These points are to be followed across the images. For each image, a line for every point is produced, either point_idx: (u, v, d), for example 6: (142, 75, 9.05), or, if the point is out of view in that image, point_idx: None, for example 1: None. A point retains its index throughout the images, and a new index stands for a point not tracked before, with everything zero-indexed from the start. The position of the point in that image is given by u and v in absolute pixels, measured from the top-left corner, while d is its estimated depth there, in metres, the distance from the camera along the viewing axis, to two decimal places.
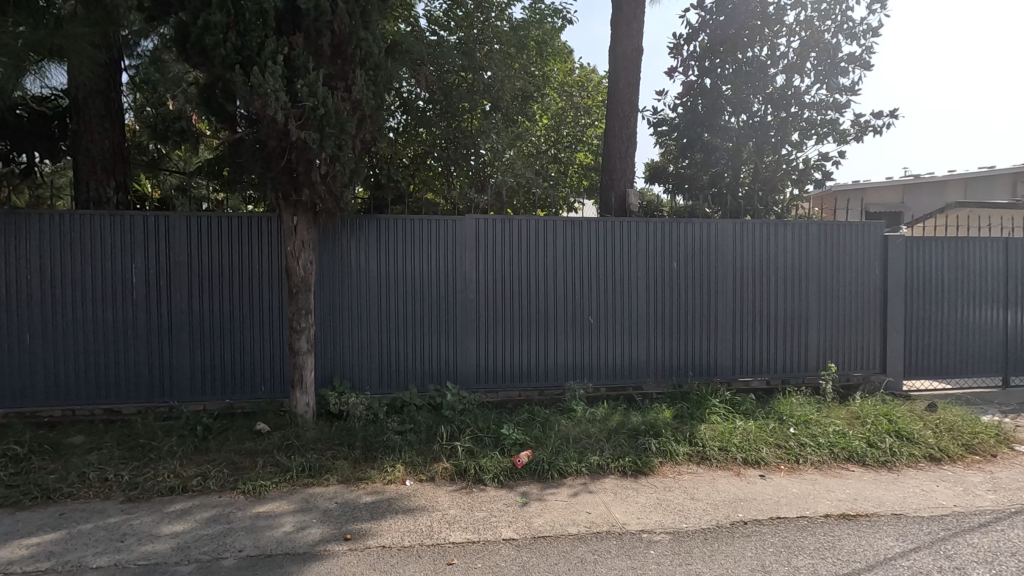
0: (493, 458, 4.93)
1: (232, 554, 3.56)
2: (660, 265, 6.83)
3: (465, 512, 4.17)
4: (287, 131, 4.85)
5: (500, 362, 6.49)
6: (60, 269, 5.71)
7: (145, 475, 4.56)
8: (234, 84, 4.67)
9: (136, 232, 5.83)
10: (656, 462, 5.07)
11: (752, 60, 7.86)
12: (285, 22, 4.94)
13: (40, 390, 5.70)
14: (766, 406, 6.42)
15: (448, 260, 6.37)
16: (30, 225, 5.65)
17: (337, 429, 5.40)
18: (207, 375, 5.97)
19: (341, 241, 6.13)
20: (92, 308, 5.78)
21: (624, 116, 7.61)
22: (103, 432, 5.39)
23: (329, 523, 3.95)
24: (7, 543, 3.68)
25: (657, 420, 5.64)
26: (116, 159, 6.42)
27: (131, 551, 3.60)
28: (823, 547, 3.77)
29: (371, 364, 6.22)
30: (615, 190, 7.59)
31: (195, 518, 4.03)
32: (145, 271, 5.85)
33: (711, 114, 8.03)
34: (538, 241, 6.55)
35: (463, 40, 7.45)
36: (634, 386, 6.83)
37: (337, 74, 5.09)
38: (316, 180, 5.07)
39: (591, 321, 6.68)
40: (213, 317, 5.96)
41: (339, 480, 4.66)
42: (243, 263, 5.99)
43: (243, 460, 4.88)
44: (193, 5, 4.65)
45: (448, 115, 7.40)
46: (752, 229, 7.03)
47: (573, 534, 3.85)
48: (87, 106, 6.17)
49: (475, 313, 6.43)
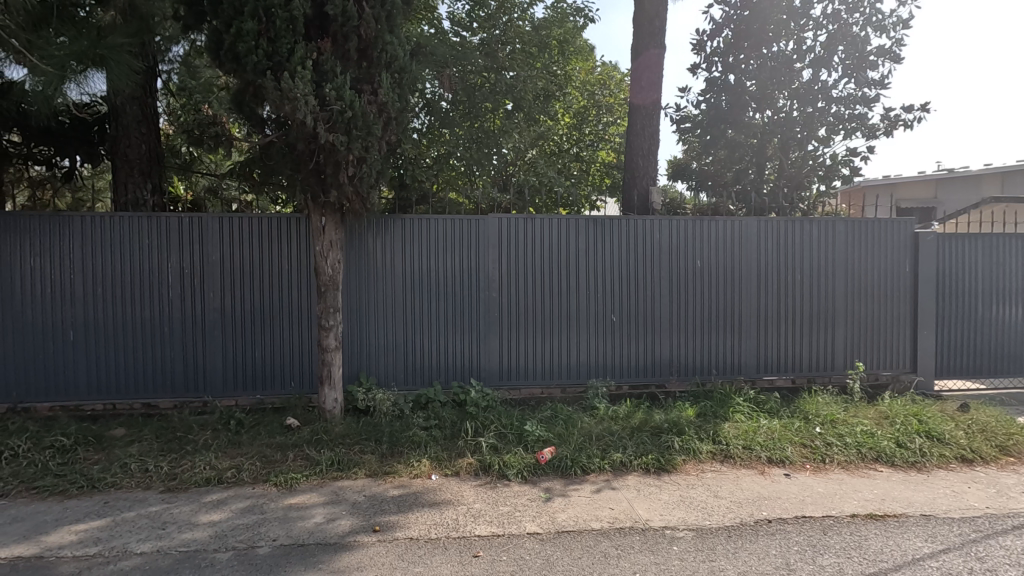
0: (516, 455, 5.01)
1: (267, 543, 3.70)
2: (683, 263, 6.81)
3: (490, 506, 4.25)
4: (316, 134, 4.99)
5: (523, 360, 6.55)
6: (101, 269, 5.96)
7: (183, 466, 4.76)
8: (265, 89, 4.79)
9: (171, 233, 6.04)
10: (679, 460, 5.07)
11: (778, 55, 7.74)
12: (313, 28, 5.08)
13: (82, 385, 5.97)
14: (791, 405, 6.37)
15: (471, 259, 6.46)
16: (73, 227, 5.91)
17: (364, 425, 5.53)
18: (239, 372, 6.16)
19: (367, 241, 6.26)
20: (131, 306, 6.01)
21: (647, 114, 7.59)
22: (142, 425, 5.63)
23: (358, 515, 4.07)
24: (58, 529, 3.89)
25: (680, 418, 5.65)
26: (152, 163, 6.65)
27: (172, 538, 3.77)
28: (849, 546, 3.75)
29: (397, 361, 6.35)
30: (638, 188, 7.58)
31: (231, 508, 4.19)
32: (180, 271, 6.06)
33: (735, 111, 7.96)
34: (560, 240, 6.59)
35: (486, 41, 7.50)
36: (657, 385, 6.81)
37: (363, 78, 5.22)
38: (344, 182, 5.20)
39: (613, 320, 6.70)
40: (244, 315, 6.15)
41: (367, 473, 4.79)
42: (272, 263, 6.16)
43: (275, 453, 5.04)
44: (226, 13, 4.78)
45: (471, 116, 7.49)
46: (777, 227, 6.96)
47: (596, 530, 3.89)
48: (125, 112, 6.42)
49: (498, 311, 6.51)
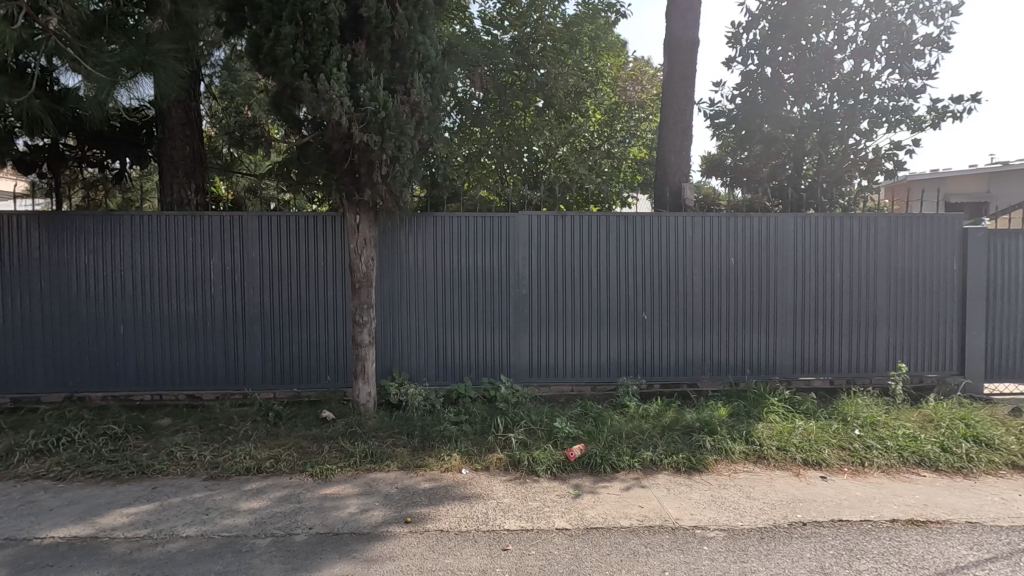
0: (545, 451, 5.03)
1: (303, 530, 3.82)
2: (716, 260, 6.70)
3: (520, 501, 4.29)
4: (350, 134, 5.11)
5: (553, 357, 6.57)
6: (149, 265, 6.24)
7: (224, 456, 4.95)
8: (302, 91, 4.93)
9: (213, 231, 6.28)
10: (711, 459, 5.01)
11: (817, 46, 7.51)
12: (348, 30, 5.18)
13: (132, 376, 6.27)
14: (829, 407, 6.20)
15: (501, 256, 6.50)
16: (123, 225, 6.21)
17: (396, 419, 5.66)
18: (278, 365, 6.37)
19: (400, 238, 6.38)
20: (176, 301, 6.28)
21: (680, 110, 7.48)
22: (186, 416, 5.88)
23: (390, 507, 4.17)
24: (111, 511, 4.11)
25: (711, 417, 5.58)
26: (196, 164, 6.92)
27: (215, 523, 3.93)
28: (888, 552, 3.64)
29: (428, 357, 6.45)
30: (670, 184, 7.48)
31: (269, 497, 4.35)
32: (222, 267, 6.29)
33: (772, 104, 7.75)
34: (590, 237, 6.57)
35: (517, 39, 7.54)
36: (689, 384, 6.70)
37: (396, 78, 5.31)
38: (377, 181, 5.31)
39: (645, 318, 6.65)
40: (282, 310, 6.35)
41: (399, 466, 4.89)
42: (309, 260, 6.34)
43: (311, 445, 5.19)
44: (265, 18, 4.94)
45: (502, 113, 7.56)
46: (815, 223, 6.78)
47: (625, 527, 3.89)
48: (171, 115, 6.71)
49: (528, 308, 6.53)
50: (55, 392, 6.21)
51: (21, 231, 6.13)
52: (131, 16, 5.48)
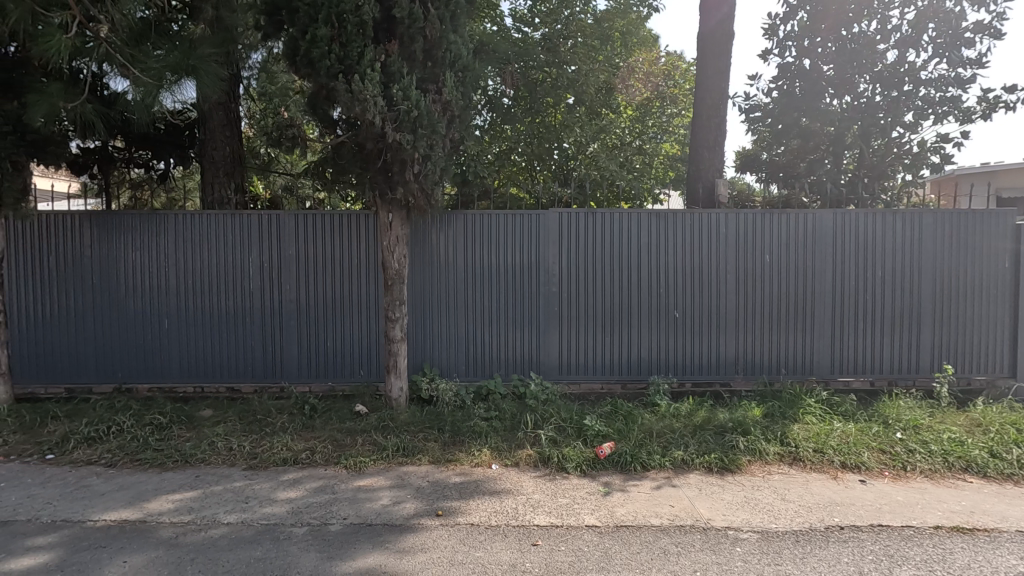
0: (575, 448, 5.03)
1: (338, 521, 3.92)
2: (751, 258, 6.57)
3: (549, 497, 4.31)
4: (384, 133, 5.19)
5: (583, 355, 6.55)
6: (191, 263, 6.48)
7: (263, 447, 5.12)
8: (337, 92, 5.03)
9: (252, 229, 6.48)
10: (744, 460, 4.93)
11: (859, 37, 7.27)
12: (381, 31, 5.26)
13: (176, 369, 6.53)
14: (869, 408, 6.02)
15: (531, 254, 6.52)
16: (168, 224, 6.46)
17: (427, 413, 5.74)
18: (313, 360, 6.53)
19: (431, 235, 6.46)
20: (217, 297, 6.51)
21: (713, 105, 7.33)
22: (227, 407, 6.09)
23: (421, 499, 4.24)
24: (157, 497, 4.30)
25: (745, 417, 5.48)
26: (235, 164, 7.14)
27: (255, 511, 4.07)
28: (931, 559, 3.52)
29: (458, 353, 6.51)
30: (703, 180, 7.34)
31: (305, 487, 4.47)
32: (260, 265, 6.49)
33: (810, 98, 7.48)
34: (621, 234, 6.53)
35: (548, 36, 7.54)
36: (721, 383, 6.59)
37: (428, 78, 5.38)
38: (410, 179, 5.39)
39: (676, 316, 6.57)
40: (317, 305, 6.51)
41: (430, 460, 4.96)
42: (343, 257, 6.47)
43: (345, 438, 5.32)
44: (302, 21, 5.07)
45: (533, 111, 7.59)
46: (855, 219, 6.58)
47: (656, 526, 3.86)
48: (211, 117, 6.94)
49: (558, 305, 6.53)
50: (105, 383, 6.52)
51: (74, 230, 6.45)
52: (175, 22, 5.77)
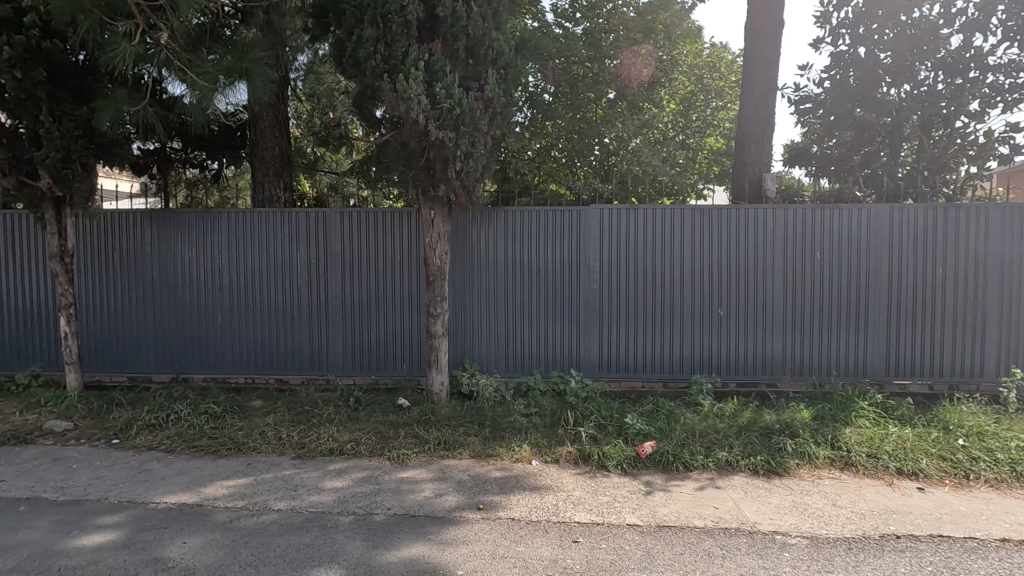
0: (615, 446, 5.00)
1: (382, 511, 4.02)
2: (800, 255, 6.34)
3: (590, 494, 4.29)
4: (427, 131, 5.25)
5: (624, 353, 6.49)
6: (244, 259, 6.74)
7: (310, 437, 5.29)
8: (382, 91, 5.12)
9: (300, 226, 6.69)
10: (792, 463, 4.77)
11: (919, 21, 6.89)
12: (425, 31, 5.34)
13: (229, 361, 6.81)
14: (927, 413, 5.73)
15: (572, 250, 6.49)
16: (222, 222, 6.75)
17: (468, 408, 5.80)
18: (358, 353, 6.70)
19: (471, 232, 6.52)
20: (267, 292, 6.75)
21: (761, 97, 7.11)
22: (276, 398, 6.32)
23: (463, 493, 4.30)
24: (213, 483, 4.51)
25: (793, 419, 5.31)
26: (284, 164, 7.39)
27: (303, 499, 4.22)
28: (997, 573, 3.33)
29: (498, 350, 6.56)
30: (750, 174, 7.12)
31: (351, 477, 4.60)
32: (308, 261, 6.69)
33: (865, 87, 7.17)
34: (664, 230, 6.42)
35: (589, 30, 7.48)
36: (768, 384, 6.41)
37: (471, 75, 5.41)
38: (452, 176, 5.46)
39: (721, 314, 6.42)
40: (362, 300, 6.66)
41: (471, 454, 5.01)
42: (387, 252, 6.60)
43: (388, 430, 5.44)
44: (348, 23, 5.17)
45: (574, 107, 7.53)
46: (914, 214, 6.26)
47: (699, 527, 3.79)
48: (262, 118, 7.20)
49: (598, 303, 6.49)
50: (164, 373, 6.87)
51: (135, 228, 6.81)
52: (229, 27, 6.03)
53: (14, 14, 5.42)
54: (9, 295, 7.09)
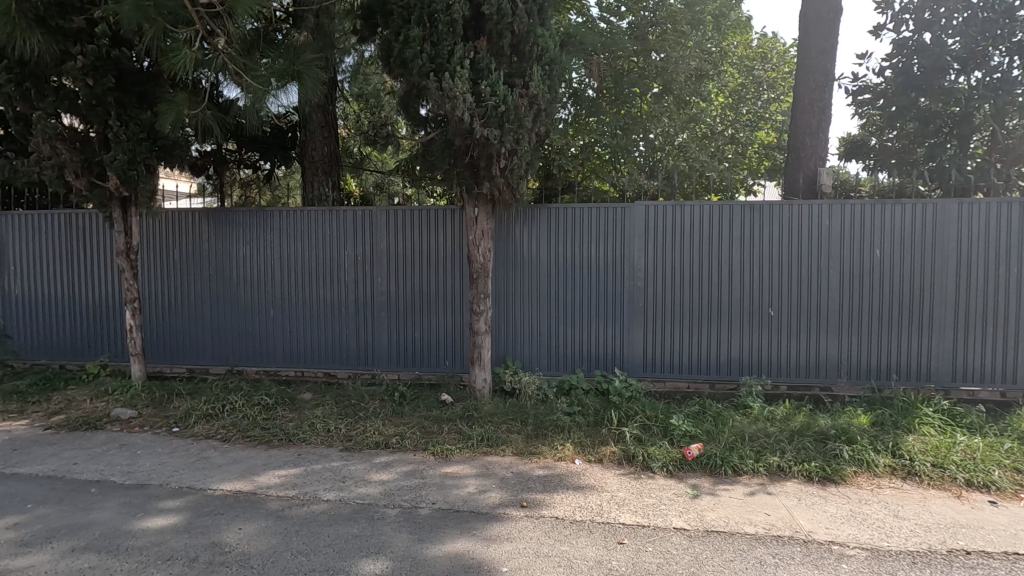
0: (661, 447, 4.90)
1: (427, 505, 4.07)
2: (858, 252, 6.05)
3: (635, 496, 4.22)
4: (472, 129, 5.27)
5: (670, 353, 6.36)
6: (294, 255, 6.96)
7: (357, 430, 5.42)
8: (428, 90, 5.17)
9: (347, 225, 6.85)
10: (849, 471, 4.56)
11: (992, 4, 6.44)
12: (470, 29, 5.35)
13: (280, 354, 7.05)
14: (1000, 422, 5.37)
15: (616, 248, 6.40)
16: (274, 220, 6.98)
17: (510, 405, 5.81)
18: (402, 349, 6.81)
19: (515, 230, 6.52)
20: (316, 287, 6.94)
21: (816, 88, 6.81)
22: (325, 392, 6.50)
23: (506, 490, 4.30)
24: (266, 472, 4.67)
25: (850, 425, 5.08)
26: (333, 163, 7.58)
27: (351, 491, 4.32)
28: None
29: (541, 348, 6.55)
30: (804, 169, 6.85)
31: (397, 471, 4.68)
32: (355, 257, 6.84)
33: (932, 75, 6.71)
34: (712, 227, 6.24)
35: (635, 25, 7.32)
36: (821, 387, 6.15)
37: (516, 72, 5.41)
38: (496, 173, 5.48)
39: (771, 314, 6.20)
40: (406, 296, 6.77)
41: (514, 452, 5.02)
42: (431, 249, 6.68)
43: (432, 425, 5.51)
44: (395, 23, 5.24)
45: (619, 103, 7.45)
46: (986, 210, 5.88)
47: (750, 534, 3.67)
48: (311, 119, 7.41)
49: (643, 301, 6.38)
50: (220, 364, 7.18)
51: (194, 226, 7.14)
52: (281, 31, 6.23)
53: (87, 25, 5.75)
54: (80, 289, 7.55)
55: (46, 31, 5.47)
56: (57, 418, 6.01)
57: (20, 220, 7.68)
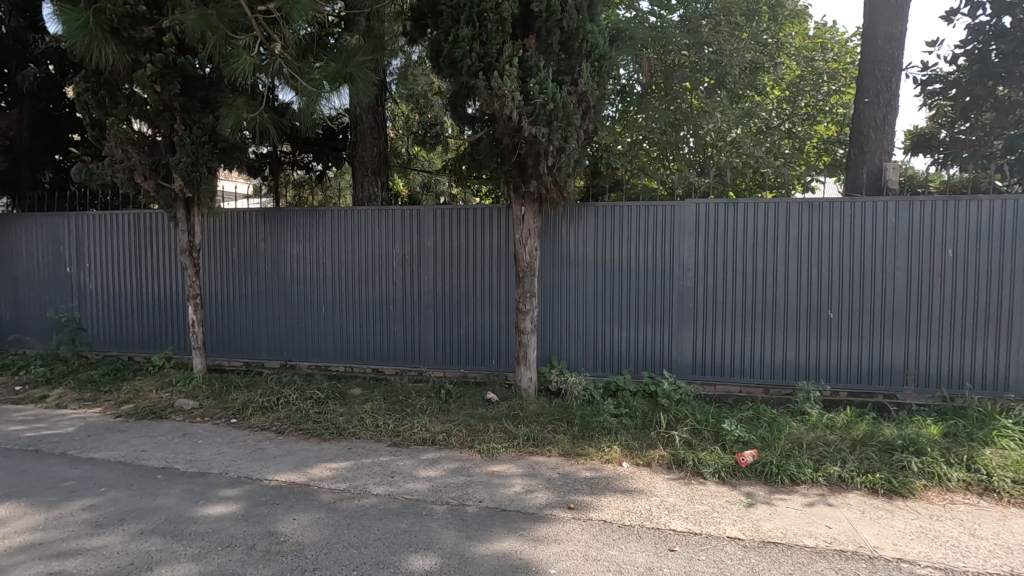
0: (712, 453, 4.75)
1: (474, 503, 4.08)
2: (928, 253, 5.70)
3: (685, 502, 4.11)
4: (520, 127, 5.25)
5: (721, 356, 6.16)
6: (345, 254, 7.13)
7: (405, 426, 5.50)
8: (477, 89, 5.17)
9: (396, 224, 6.96)
10: (918, 484, 4.29)
11: None
12: (519, 27, 5.33)
13: (330, 350, 7.25)
14: None
15: (666, 247, 6.25)
16: (325, 219, 7.17)
17: (556, 405, 5.76)
18: (449, 347, 6.87)
19: (561, 229, 6.47)
20: (365, 286, 7.10)
21: (882, 78, 6.44)
22: (373, 387, 6.63)
23: (553, 491, 4.26)
24: (318, 464, 4.80)
25: (919, 435, 4.78)
26: (382, 164, 7.73)
27: (399, 486, 4.39)
28: None
29: (587, 348, 6.47)
30: (867, 164, 6.49)
31: (444, 467, 4.72)
32: (403, 256, 6.95)
33: (1013, 61, 6.22)
34: (767, 226, 6.01)
35: (686, 17, 7.11)
36: (886, 394, 5.82)
37: (564, 69, 5.36)
38: (544, 172, 5.44)
39: (830, 317, 5.92)
40: (453, 295, 6.82)
41: (559, 452, 4.98)
42: (477, 248, 6.70)
43: (478, 423, 5.53)
44: (445, 23, 5.28)
45: (668, 98, 7.30)
46: None
47: (810, 547, 3.51)
48: (362, 120, 7.59)
49: (693, 302, 6.20)
50: (274, 359, 7.44)
51: (251, 226, 7.42)
52: (333, 35, 6.38)
53: (156, 34, 6.03)
54: (148, 285, 7.98)
55: (119, 41, 5.77)
56: (126, 407, 6.37)
57: (95, 220, 8.18)
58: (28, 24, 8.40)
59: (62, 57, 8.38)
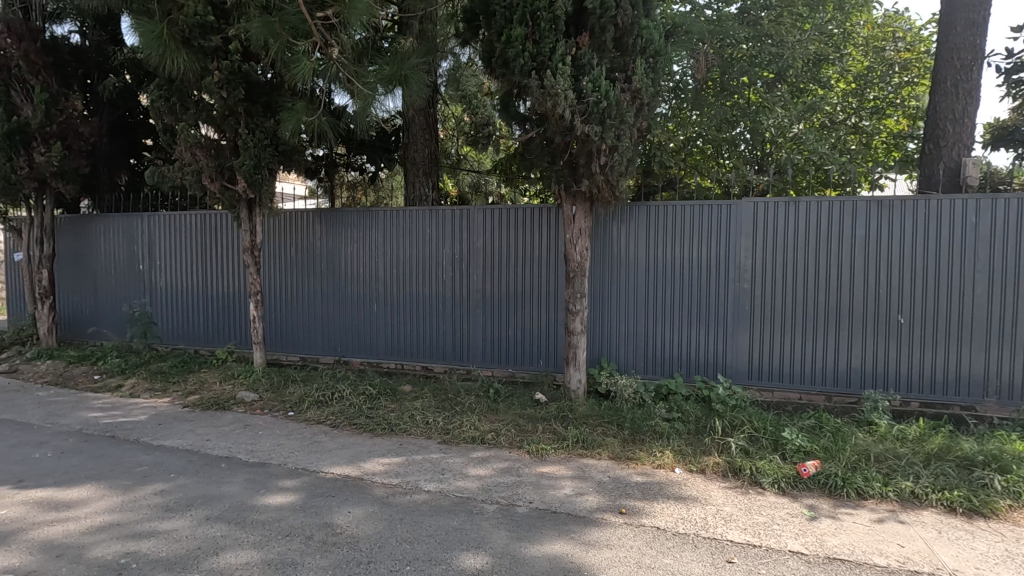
0: (771, 462, 4.56)
1: (524, 504, 4.07)
2: (1012, 255, 5.28)
3: (742, 512, 3.96)
4: (572, 126, 5.21)
5: (779, 361, 5.91)
6: (396, 253, 7.27)
7: (454, 424, 5.55)
8: (529, 89, 5.14)
9: (446, 224, 7.04)
10: (1002, 504, 3.97)
11: None
12: (572, 25, 5.29)
13: (382, 347, 7.40)
14: None
15: (721, 247, 6.05)
16: (378, 219, 7.33)
17: (606, 408, 5.68)
18: (497, 346, 6.89)
19: (612, 230, 6.37)
20: (416, 284, 7.21)
21: (960, 67, 6.01)
22: (423, 385, 6.73)
23: (604, 494, 4.20)
24: (372, 459, 4.90)
25: (1002, 451, 4.44)
26: (432, 164, 7.83)
27: (450, 483, 4.42)
28: None
29: (638, 350, 6.35)
30: (944, 160, 6.06)
31: (493, 467, 4.73)
32: (453, 255, 7.02)
33: None
34: (831, 226, 5.72)
35: (745, 10, 6.94)
36: (963, 406, 5.44)
37: (618, 67, 5.28)
38: (596, 171, 5.38)
39: (901, 322, 5.58)
40: (502, 294, 6.83)
41: (609, 455, 4.90)
42: (527, 247, 6.69)
43: (527, 423, 5.52)
44: (497, 23, 5.28)
45: (724, 94, 7.11)
46: None
47: (881, 566, 3.31)
48: (414, 122, 7.72)
49: (750, 305, 5.98)
50: (328, 355, 7.67)
51: (308, 226, 7.68)
52: (387, 39, 6.52)
53: (223, 43, 6.32)
54: (213, 282, 8.39)
55: (191, 51, 6.10)
56: (193, 397, 6.71)
57: (166, 220, 8.67)
58: (109, 37, 8.96)
59: (138, 67, 8.88)
